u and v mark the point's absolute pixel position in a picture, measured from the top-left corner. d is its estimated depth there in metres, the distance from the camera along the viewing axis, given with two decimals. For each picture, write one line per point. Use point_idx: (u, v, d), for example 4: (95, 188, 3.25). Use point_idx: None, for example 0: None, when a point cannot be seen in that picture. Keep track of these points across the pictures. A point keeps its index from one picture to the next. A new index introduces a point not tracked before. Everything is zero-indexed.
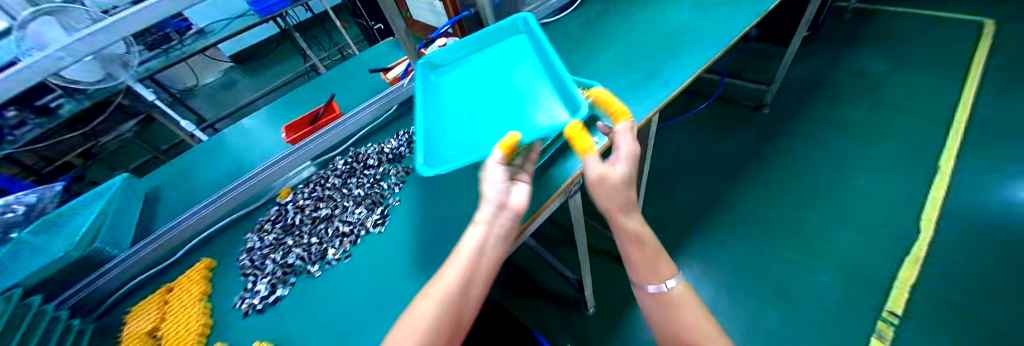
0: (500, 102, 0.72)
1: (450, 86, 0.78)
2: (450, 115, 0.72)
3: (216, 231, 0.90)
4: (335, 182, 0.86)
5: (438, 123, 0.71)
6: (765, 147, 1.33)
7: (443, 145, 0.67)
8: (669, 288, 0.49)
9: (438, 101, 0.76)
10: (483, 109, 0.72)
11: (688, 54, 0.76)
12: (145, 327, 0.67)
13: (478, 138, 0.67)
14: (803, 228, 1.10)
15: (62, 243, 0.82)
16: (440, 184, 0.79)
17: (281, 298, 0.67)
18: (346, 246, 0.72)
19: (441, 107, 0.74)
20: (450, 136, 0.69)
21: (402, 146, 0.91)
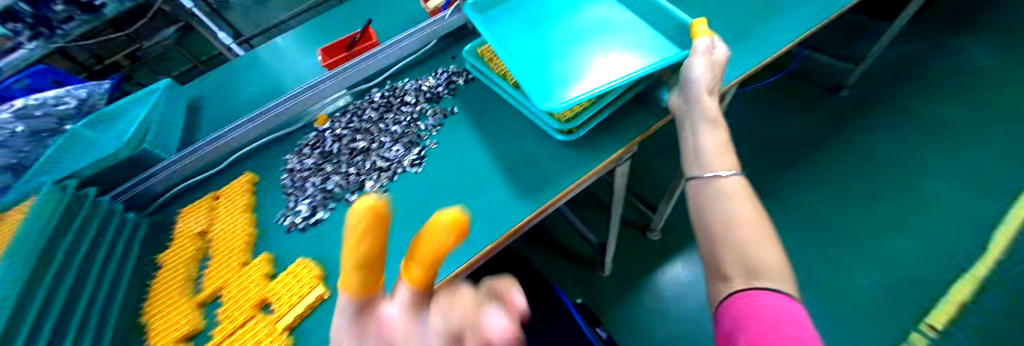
0: (587, 45, 0.64)
1: (519, 29, 0.69)
2: (535, 59, 0.64)
3: (253, 150, 0.91)
4: (371, 115, 0.84)
5: (527, 67, 0.63)
6: (825, 138, 1.24)
7: (546, 91, 0.58)
8: (724, 178, 0.41)
9: (510, 45, 0.66)
10: (570, 52, 0.64)
11: (783, 19, 0.67)
12: (196, 230, 0.72)
13: (580, 80, 0.59)
14: (854, 229, 1.06)
15: (112, 140, 0.86)
16: (483, 130, 0.75)
17: (320, 221, 0.69)
18: (384, 180, 0.72)
19: (518, 50, 0.66)
20: (548, 80, 0.60)
21: (440, 85, 0.86)
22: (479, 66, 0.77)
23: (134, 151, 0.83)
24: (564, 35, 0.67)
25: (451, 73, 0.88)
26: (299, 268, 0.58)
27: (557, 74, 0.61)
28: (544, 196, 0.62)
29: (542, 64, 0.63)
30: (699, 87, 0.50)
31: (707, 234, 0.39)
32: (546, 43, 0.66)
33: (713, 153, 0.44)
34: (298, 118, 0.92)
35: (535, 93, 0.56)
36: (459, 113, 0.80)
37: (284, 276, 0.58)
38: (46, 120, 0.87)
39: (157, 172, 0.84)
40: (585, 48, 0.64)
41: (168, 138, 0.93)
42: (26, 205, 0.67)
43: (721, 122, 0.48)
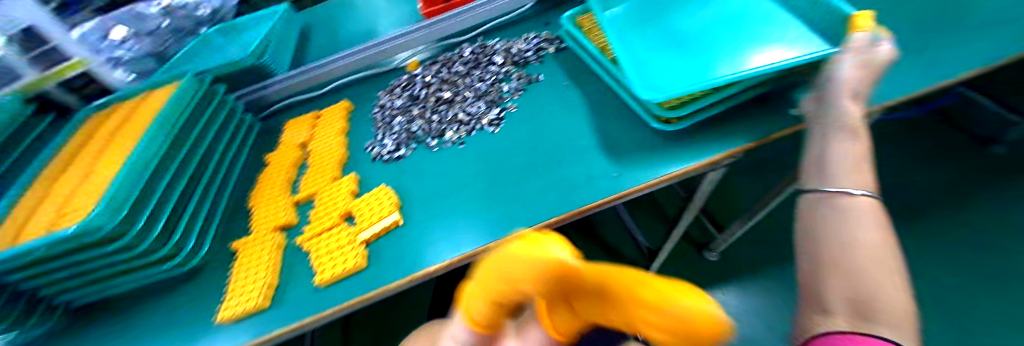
0: (710, 32, 0.55)
1: (631, 14, 0.64)
2: (645, 42, 0.58)
3: (348, 82, 0.97)
4: (461, 69, 0.84)
5: (634, 49, 0.57)
6: (977, 193, 0.98)
7: (652, 74, 0.52)
8: (852, 197, 0.35)
9: (619, 27, 0.62)
10: (689, 38, 0.56)
11: (989, 30, 0.52)
12: (298, 141, 0.81)
13: (695, 67, 0.51)
14: (980, 313, 0.83)
15: (234, 49, 0.99)
16: (576, 98, 0.67)
17: (402, 157, 0.72)
18: (462, 133, 0.70)
19: (625, 31, 0.61)
20: (656, 63, 0.54)
21: (531, 50, 0.81)
22: (578, 35, 0.71)
23: (257, 61, 0.94)
24: (683, 20, 0.59)
25: (543, 39, 0.83)
26: (378, 193, 0.64)
27: (676, 61, 0.53)
28: (624, 173, 0.52)
29: (659, 50, 0.56)
30: (837, 87, 0.41)
31: (815, 257, 0.34)
32: (664, 31, 0.59)
33: (842, 171, 0.38)
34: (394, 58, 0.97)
35: (647, 81, 0.50)
36: (545, 81, 0.74)
37: (367, 197, 0.63)
38: (184, 19, 1.02)
39: (272, 84, 0.95)
40: (707, 34, 0.55)
41: (280, 55, 1.04)
42: (172, 86, 0.77)
43: (864, 137, 0.41)
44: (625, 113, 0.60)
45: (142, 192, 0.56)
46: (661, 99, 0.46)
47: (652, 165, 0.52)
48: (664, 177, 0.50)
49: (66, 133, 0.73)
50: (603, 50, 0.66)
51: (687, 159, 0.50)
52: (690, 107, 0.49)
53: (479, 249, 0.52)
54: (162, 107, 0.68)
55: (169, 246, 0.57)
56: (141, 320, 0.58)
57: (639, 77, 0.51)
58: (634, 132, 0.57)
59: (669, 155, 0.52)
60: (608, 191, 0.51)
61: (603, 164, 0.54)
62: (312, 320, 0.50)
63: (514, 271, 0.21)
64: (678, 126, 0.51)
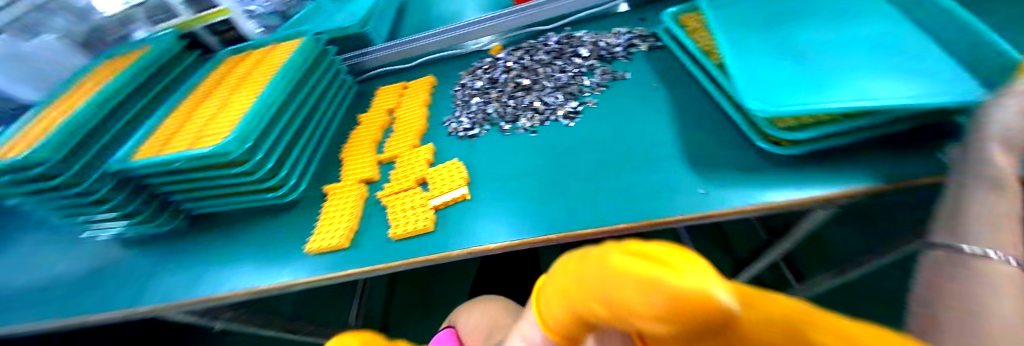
0: (835, 53, 0.49)
1: (742, 21, 0.58)
2: (754, 53, 0.52)
3: (437, 59, 1.03)
4: (543, 57, 0.83)
5: (741, 59, 0.52)
6: None
7: (759, 88, 0.47)
8: (992, 259, 0.30)
9: (727, 33, 0.57)
10: (808, 56, 0.50)
11: None
12: (386, 107, 0.88)
13: (813, 87, 0.45)
14: None
15: (343, 15, 1.10)
16: (663, 103, 0.64)
17: (474, 136, 0.74)
18: (536, 121, 0.70)
19: (733, 39, 0.55)
20: (765, 77, 0.48)
21: (620, 46, 0.79)
22: (679, 35, 0.68)
23: (364, 29, 1.03)
24: (803, 35, 0.53)
25: (635, 35, 0.80)
26: (449, 166, 0.67)
27: (792, 75, 0.47)
28: (709, 190, 0.49)
29: (770, 64, 0.50)
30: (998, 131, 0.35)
31: (930, 315, 0.30)
32: (781, 40, 0.53)
33: (985, 229, 0.32)
34: (474, 41, 0.99)
35: (754, 93, 0.46)
36: (631, 80, 0.72)
37: (440, 168, 0.67)
38: None
39: (372, 52, 1.04)
40: (832, 54, 0.49)
41: (382, 25, 1.13)
42: (295, 42, 0.87)
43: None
44: (719, 126, 0.57)
45: (266, 128, 0.66)
46: (765, 112, 0.43)
47: (741, 186, 0.48)
48: (757, 205, 0.45)
49: (210, 68, 0.88)
50: (708, 54, 0.62)
51: (788, 189, 0.45)
52: (808, 133, 0.43)
53: (539, 238, 0.51)
54: (287, 59, 0.79)
55: (277, 178, 0.67)
56: (246, 236, 0.69)
57: (746, 91, 0.46)
58: (725, 147, 0.53)
59: (766, 180, 0.47)
60: (687, 206, 0.48)
61: (686, 176, 0.51)
62: (382, 267, 0.56)
63: (673, 279, 0.17)
64: (787, 151, 0.46)
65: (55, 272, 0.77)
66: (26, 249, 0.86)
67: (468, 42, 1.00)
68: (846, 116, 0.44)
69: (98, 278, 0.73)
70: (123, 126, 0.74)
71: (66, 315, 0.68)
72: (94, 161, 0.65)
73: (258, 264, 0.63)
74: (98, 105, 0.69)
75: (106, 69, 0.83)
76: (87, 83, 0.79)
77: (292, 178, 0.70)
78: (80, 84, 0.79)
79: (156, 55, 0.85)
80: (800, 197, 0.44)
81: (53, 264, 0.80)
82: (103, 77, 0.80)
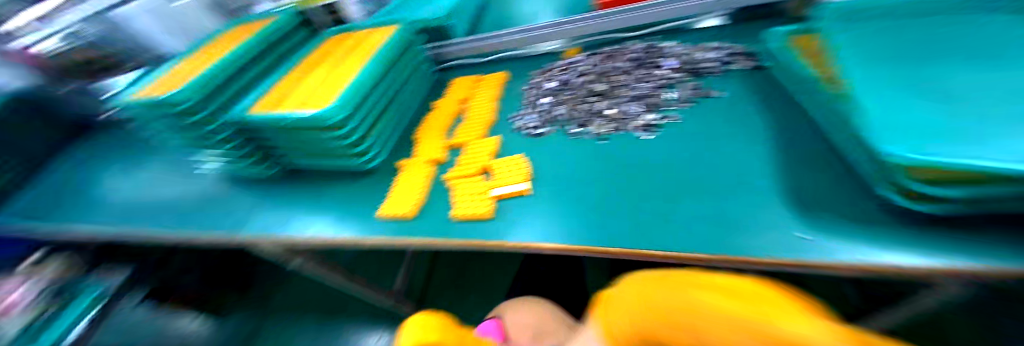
0: (998, 101, 0.40)
1: (873, 52, 0.50)
2: (886, 90, 0.45)
3: (512, 56, 1.03)
4: (623, 64, 0.81)
5: (872, 95, 0.44)
6: None
7: (894, 130, 0.39)
8: None
9: (854, 63, 0.49)
10: (958, 101, 0.41)
11: None
12: (460, 97, 0.92)
13: (968, 137, 0.37)
14: None
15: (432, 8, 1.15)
16: (757, 132, 0.59)
17: (540, 136, 0.74)
18: (606, 130, 0.69)
19: (862, 71, 0.48)
20: (900, 119, 0.41)
21: (714, 60, 0.74)
22: (790, 56, 0.60)
23: (448, 22, 1.06)
24: (952, 76, 0.44)
25: (732, 51, 0.75)
26: (513, 160, 0.69)
27: (933, 119, 0.40)
28: (809, 234, 0.43)
29: (907, 105, 0.42)
30: None
31: None
32: (921, 76, 0.46)
33: None
34: (549, 42, 0.99)
35: (882, 134, 0.39)
36: (724, 98, 0.67)
37: (502, 161, 0.69)
38: None
39: (452, 45, 1.06)
40: (995, 102, 0.40)
41: (464, 16, 1.17)
42: (391, 28, 0.95)
43: None
44: (822, 167, 0.51)
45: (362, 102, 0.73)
46: (900, 160, 0.36)
47: (849, 236, 0.41)
48: (866, 263, 0.38)
49: (317, 43, 0.99)
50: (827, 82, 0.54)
51: (915, 251, 0.38)
52: (957, 189, 0.35)
53: (598, 249, 0.50)
54: (384, 42, 0.86)
55: (366, 146, 0.74)
56: (326, 195, 0.78)
57: (877, 134, 0.39)
58: (830, 192, 0.47)
59: (885, 237, 0.40)
60: (776, 247, 0.43)
61: (777, 215, 0.46)
62: (441, 243, 0.59)
63: (789, 326, 0.23)
64: (919, 206, 0.38)
65: (178, 197, 0.93)
66: (160, 173, 1.05)
67: (543, 43, 0.99)
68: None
69: (209, 207, 0.87)
70: (246, 83, 0.87)
71: (185, 231, 0.82)
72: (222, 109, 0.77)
73: (331, 222, 0.71)
74: (231, 63, 0.82)
75: (235, 33, 0.97)
76: (219, 44, 0.93)
77: (373, 149, 0.76)
78: (213, 44, 0.93)
79: (276, 27, 0.97)
80: (938, 264, 0.36)
81: (178, 189, 0.97)
82: (232, 42, 0.93)
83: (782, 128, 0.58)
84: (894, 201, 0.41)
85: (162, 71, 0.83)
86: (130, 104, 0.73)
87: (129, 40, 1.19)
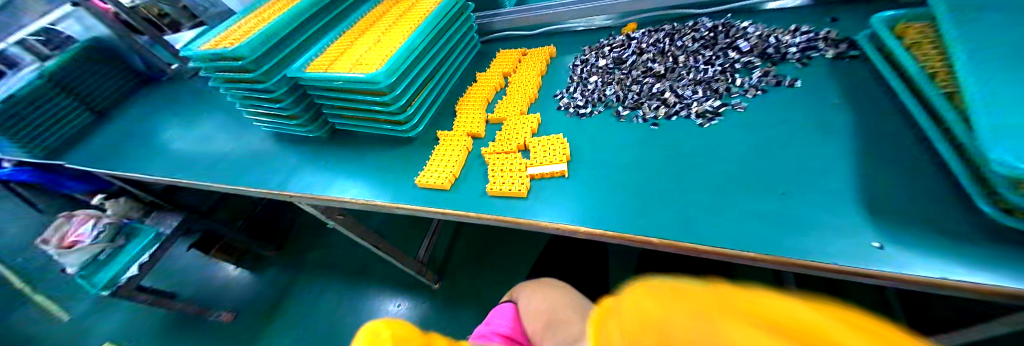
0: None
1: (998, 45, 0.44)
2: (1010, 88, 0.39)
3: (562, 30, 0.99)
4: (688, 44, 0.75)
5: (987, 95, 0.39)
6: None
7: (1013, 138, 0.35)
8: None
9: (969, 59, 0.43)
10: None
11: None
12: (503, 70, 0.91)
13: None
14: None
15: None
16: (836, 129, 0.53)
17: (587, 116, 0.72)
18: (660, 114, 0.65)
19: (980, 67, 0.42)
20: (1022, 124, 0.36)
21: (792, 45, 0.68)
22: (895, 46, 0.54)
23: None
24: None
25: (820, 36, 0.67)
26: (554, 139, 0.67)
27: None
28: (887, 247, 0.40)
29: None
30: None
31: None
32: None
33: None
34: (602, 17, 0.94)
35: (994, 138, 0.35)
36: (800, 89, 0.61)
37: (542, 139, 0.68)
38: None
39: (502, 14, 1.04)
40: None
41: None
42: None
43: None
44: (912, 173, 0.45)
45: (407, 68, 0.73)
46: (1007, 170, 0.33)
47: (931, 250, 0.38)
48: (952, 282, 0.35)
49: (372, 5, 0.99)
50: (930, 77, 0.48)
51: (999, 273, 0.35)
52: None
53: (638, 237, 0.49)
54: (437, 7, 0.85)
55: (407, 115, 0.75)
56: (368, 158, 0.80)
57: (991, 141, 0.35)
58: (920, 202, 0.42)
59: (971, 256, 0.37)
60: (843, 254, 0.40)
61: (851, 222, 0.43)
62: (475, 216, 0.60)
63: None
64: (1013, 222, 0.35)
65: (232, 149, 1.00)
66: (216, 126, 1.12)
67: (597, 17, 0.94)
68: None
69: (261, 161, 0.92)
70: (304, 42, 0.89)
71: (236, 183, 0.88)
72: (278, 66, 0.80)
73: (371, 186, 0.73)
74: (289, 21, 0.84)
75: None
76: (280, 2, 0.96)
77: (416, 117, 0.77)
78: (273, 3, 0.97)
79: None
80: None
81: (233, 142, 1.03)
82: (289, 0, 0.95)
83: (869, 127, 0.52)
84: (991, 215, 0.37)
85: (226, 25, 0.87)
86: (197, 55, 0.77)
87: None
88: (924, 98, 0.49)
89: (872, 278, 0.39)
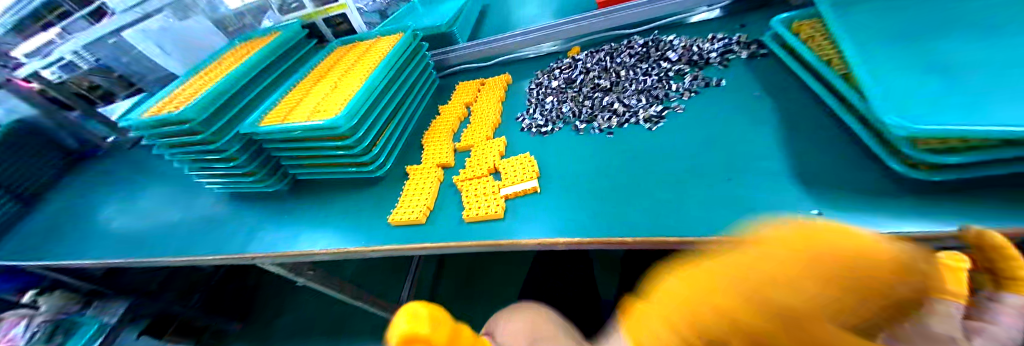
0: (985, 69, 0.43)
1: (868, 33, 0.53)
2: (882, 68, 0.47)
3: (514, 59, 1.05)
4: (626, 59, 0.83)
5: (869, 73, 0.47)
6: None
7: (895, 105, 0.42)
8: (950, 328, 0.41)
9: (851, 46, 0.52)
10: (950, 72, 0.44)
11: None
12: (465, 101, 0.94)
13: (965, 105, 0.40)
14: None
15: (433, 16, 1.16)
16: (762, 118, 0.60)
17: (549, 133, 0.76)
18: (613, 123, 0.70)
19: (859, 53, 0.50)
20: (898, 93, 0.43)
21: (714, 51, 0.76)
22: (794, 43, 0.63)
23: (450, 28, 1.08)
24: (942, 48, 0.47)
25: (734, 40, 0.77)
26: (521, 159, 0.70)
27: (934, 90, 0.42)
28: (820, 212, 0.45)
29: (907, 78, 0.45)
30: None
31: None
32: (914, 48, 0.49)
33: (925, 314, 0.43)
34: (550, 43, 1.01)
35: (886, 108, 0.42)
36: (726, 87, 0.69)
37: (511, 160, 0.71)
38: None
39: (455, 50, 1.09)
40: (982, 71, 0.43)
41: (467, 20, 1.17)
42: (397, 36, 0.96)
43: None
44: (830, 148, 0.52)
45: (367, 110, 0.75)
46: (904, 131, 0.39)
47: (852, 211, 0.44)
48: (876, 233, 0.41)
49: (323, 55, 1.00)
50: (827, 65, 0.56)
51: (911, 219, 0.41)
52: (955, 157, 0.38)
53: (613, 240, 0.51)
54: (389, 51, 0.87)
55: (372, 156, 0.76)
56: (337, 204, 0.79)
57: (881, 109, 0.42)
58: (840, 171, 0.48)
59: (888, 208, 0.43)
60: None
61: (789, 196, 0.48)
62: (454, 245, 0.60)
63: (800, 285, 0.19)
64: (923, 174, 0.41)
65: (183, 219, 0.94)
66: (163, 198, 1.05)
67: (544, 44, 1.01)
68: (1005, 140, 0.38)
69: (220, 226, 0.87)
70: (254, 97, 0.88)
71: (193, 253, 0.82)
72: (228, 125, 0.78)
73: (341, 234, 0.72)
74: (236, 79, 0.83)
75: (241, 51, 0.99)
76: (226, 62, 0.95)
77: (382, 156, 0.78)
78: (217, 64, 0.95)
79: (280, 42, 0.98)
80: (933, 230, 0.39)
81: (185, 211, 0.96)
82: (237, 59, 0.95)
83: (791, 111, 0.60)
84: (899, 172, 0.44)
85: (168, 91, 0.84)
86: (137, 123, 0.74)
87: (130, 60, 1.15)
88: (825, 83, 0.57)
89: None
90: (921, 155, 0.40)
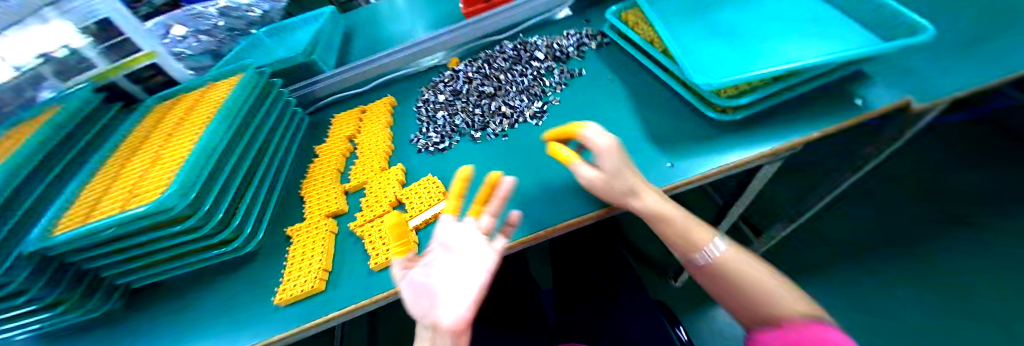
0: (757, 34, 0.56)
1: (682, 14, 0.65)
2: (697, 41, 0.59)
3: (391, 80, 0.97)
4: (501, 64, 0.84)
5: (689, 48, 0.58)
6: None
7: (704, 70, 0.53)
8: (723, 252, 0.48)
9: (672, 28, 0.63)
10: (737, 38, 0.57)
11: None
12: (347, 133, 0.83)
13: (749, 63, 0.52)
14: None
15: (282, 51, 1.02)
16: (625, 92, 0.67)
17: (446, 149, 0.71)
18: (504, 126, 0.70)
19: (679, 32, 0.61)
20: (709, 61, 0.54)
21: (572, 46, 0.81)
22: (625, 30, 0.72)
23: (309, 58, 0.96)
24: (727, 21, 0.61)
25: (584, 35, 0.83)
26: (425, 183, 0.64)
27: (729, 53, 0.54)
28: (679, 161, 0.52)
29: (711, 47, 0.57)
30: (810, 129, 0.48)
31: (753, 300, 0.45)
32: (710, 25, 0.61)
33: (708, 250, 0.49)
34: (427, 58, 0.97)
35: (695, 73, 0.51)
36: (587, 75, 0.74)
37: (415, 187, 0.64)
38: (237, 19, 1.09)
39: (320, 82, 0.97)
40: (753, 35, 0.56)
41: (328, 48, 1.05)
42: (235, 78, 0.80)
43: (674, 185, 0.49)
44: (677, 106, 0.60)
45: (208, 177, 0.59)
46: (710, 86, 0.48)
47: (705, 155, 0.51)
48: (720, 168, 0.49)
49: (133, 120, 0.78)
50: (652, 43, 0.66)
51: (749, 147, 0.49)
52: (748, 98, 0.49)
53: (528, 237, 0.52)
54: (226, 98, 0.72)
55: (231, 229, 0.61)
56: (199, 304, 0.61)
57: (693, 71, 0.52)
58: (689, 126, 0.55)
59: (729, 143, 0.51)
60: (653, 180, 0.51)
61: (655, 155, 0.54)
62: (367, 302, 0.52)
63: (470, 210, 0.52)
64: (729, 117, 0.51)
65: None
66: None
67: (420, 60, 0.97)
68: (775, 79, 0.50)
69: None
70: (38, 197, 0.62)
71: None
72: (10, 238, 0.52)
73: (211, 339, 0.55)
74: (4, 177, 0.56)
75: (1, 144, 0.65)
76: None
77: (248, 226, 0.64)
78: None
79: (61, 120, 0.70)
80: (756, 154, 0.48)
81: None
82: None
83: (643, 84, 0.67)
84: (715, 118, 0.53)
85: None
86: None
87: None
88: (655, 58, 0.66)
89: (684, 185, 0.50)
90: (727, 104, 0.50)
